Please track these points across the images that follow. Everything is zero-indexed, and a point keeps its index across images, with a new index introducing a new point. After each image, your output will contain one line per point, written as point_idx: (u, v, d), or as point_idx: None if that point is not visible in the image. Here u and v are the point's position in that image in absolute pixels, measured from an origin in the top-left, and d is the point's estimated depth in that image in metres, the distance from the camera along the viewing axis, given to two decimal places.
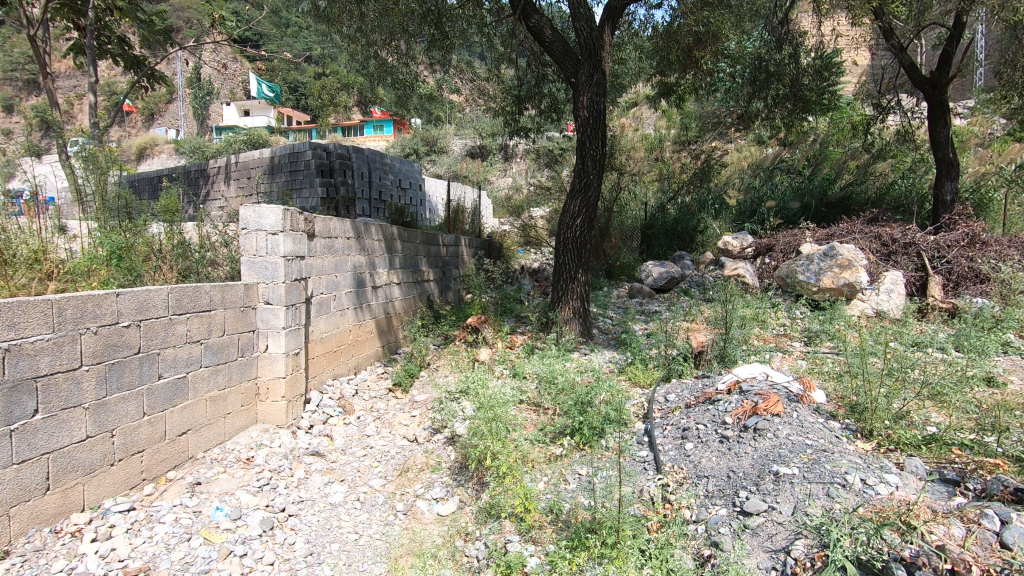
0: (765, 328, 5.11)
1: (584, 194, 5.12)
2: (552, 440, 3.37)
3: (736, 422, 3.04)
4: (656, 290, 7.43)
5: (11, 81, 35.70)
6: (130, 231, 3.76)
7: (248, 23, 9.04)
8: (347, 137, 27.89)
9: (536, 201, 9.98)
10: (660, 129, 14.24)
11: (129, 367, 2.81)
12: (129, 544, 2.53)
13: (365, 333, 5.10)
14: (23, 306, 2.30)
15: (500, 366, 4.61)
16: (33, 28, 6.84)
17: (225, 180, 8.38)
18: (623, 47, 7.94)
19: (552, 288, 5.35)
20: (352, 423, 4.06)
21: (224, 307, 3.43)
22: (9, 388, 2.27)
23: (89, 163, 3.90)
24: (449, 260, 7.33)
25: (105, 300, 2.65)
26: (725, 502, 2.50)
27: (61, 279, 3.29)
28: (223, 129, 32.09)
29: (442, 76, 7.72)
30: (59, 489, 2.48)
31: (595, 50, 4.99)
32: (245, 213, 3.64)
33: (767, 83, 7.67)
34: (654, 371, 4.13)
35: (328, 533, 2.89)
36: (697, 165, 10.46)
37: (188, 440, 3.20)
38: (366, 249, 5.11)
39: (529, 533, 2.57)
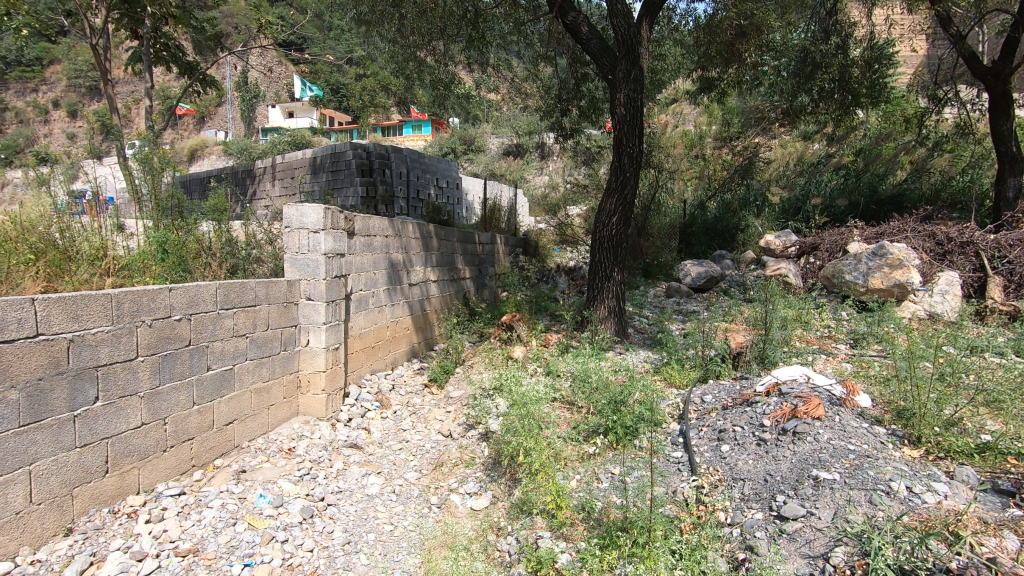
0: (808, 329, 4.96)
1: (620, 192, 5.06)
2: (586, 438, 3.36)
3: (774, 424, 2.97)
4: (694, 290, 7.30)
5: (76, 86, 37.87)
6: (182, 228, 3.96)
7: (293, 27, 9.32)
8: (387, 137, 28.41)
9: (573, 199, 9.93)
10: (701, 125, 14.04)
11: (181, 359, 2.95)
12: (179, 526, 2.66)
13: (401, 329, 5.19)
14: (85, 299, 2.44)
15: (534, 364, 4.59)
16: (96, 37, 7.22)
17: (270, 180, 8.65)
18: (662, 43, 7.81)
19: (588, 287, 5.33)
20: (389, 417, 4.17)
21: (268, 303, 3.57)
22: (73, 376, 2.42)
23: (146, 165, 4.13)
24: (485, 258, 7.41)
25: (159, 295, 2.80)
26: (762, 506, 2.45)
27: (120, 275, 3.41)
28: (269, 130, 33.21)
29: (479, 76, 7.74)
30: (117, 472, 2.63)
31: (632, 46, 4.91)
32: (288, 212, 3.76)
33: (815, 75, 7.41)
34: (691, 372, 4.07)
35: (365, 523, 2.97)
36: (739, 162, 10.18)
37: (234, 430, 3.35)
38: (404, 246, 5.20)
39: (560, 530, 2.59)
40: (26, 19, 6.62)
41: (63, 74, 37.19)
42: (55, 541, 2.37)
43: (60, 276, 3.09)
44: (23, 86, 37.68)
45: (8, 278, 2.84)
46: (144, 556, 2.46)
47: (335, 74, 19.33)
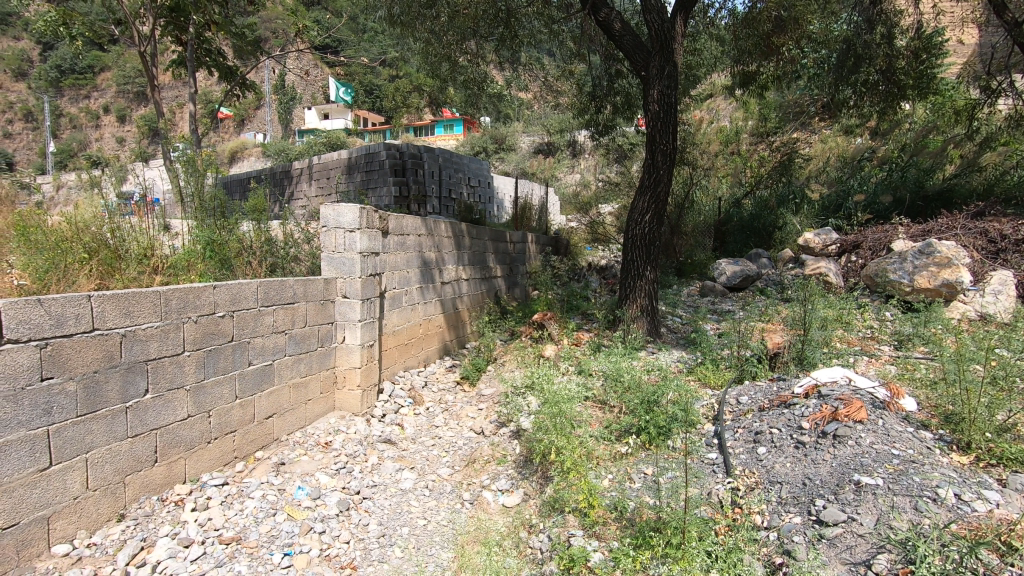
0: (849, 330, 4.82)
1: (653, 190, 5.00)
2: (618, 438, 3.34)
3: (813, 427, 2.90)
4: (729, 289, 7.17)
5: (125, 92, 39.48)
6: (225, 228, 4.08)
7: (329, 30, 9.50)
8: (419, 137, 28.72)
9: (605, 197, 9.85)
10: (737, 121, 13.74)
11: (224, 354, 3.07)
12: (223, 515, 2.76)
13: (434, 327, 5.26)
14: (136, 296, 2.56)
15: (565, 362, 4.59)
16: (144, 44, 7.50)
17: (307, 180, 8.85)
18: (697, 37, 7.66)
19: (620, 286, 5.30)
20: (422, 414, 4.24)
21: (306, 300, 3.67)
22: (125, 369, 2.53)
23: (189, 168, 4.27)
24: (516, 257, 7.43)
25: (204, 292, 2.91)
26: (800, 510, 2.39)
27: (166, 272, 3.52)
28: (306, 132, 34.00)
29: (511, 75, 7.76)
30: (165, 462, 2.75)
31: (667, 42, 4.85)
32: (326, 212, 3.86)
33: (858, 67, 7.15)
34: (726, 372, 4.00)
35: (399, 517, 3.03)
36: (776, 158, 9.91)
37: (273, 424, 3.45)
38: (437, 245, 5.26)
39: (593, 529, 2.58)
40: (80, 29, 6.92)
41: (113, 81, 38.87)
42: (109, 526, 2.49)
43: (111, 274, 3.19)
44: (77, 94, 39.35)
45: (64, 276, 2.94)
46: (190, 542, 2.56)
47: (369, 76, 19.64)
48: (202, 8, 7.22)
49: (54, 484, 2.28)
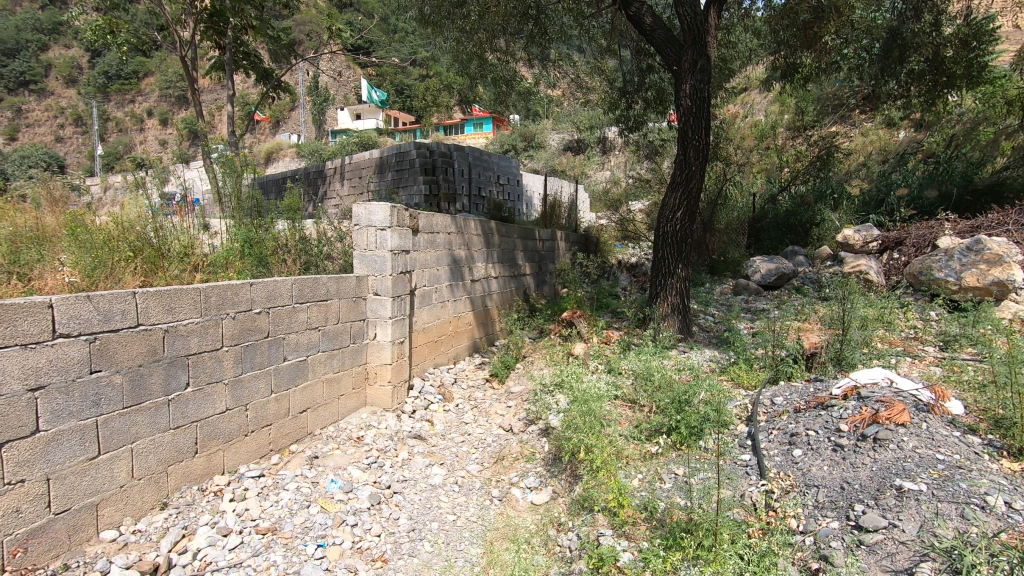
0: (890, 330, 4.66)
1: (685, 187, 4.92)
2: (648, 438, 3.30)
3: (852, 429, 2.81)
4: (764, 287, 7.01)
5: (167, 96, 40.79)
6: (261, 227, 4.19)
7: (362, 32, 9.63)
8: (449, 136, 28.93)
9: (636, 194, 9.74)
10: (773, 115, 13.41)
11: (261, 350, 3.15)
12: (260, 506, 2.84)
13: (463, 324, 5.30)
14: (177, 293, 2.65)
15: (595, 361, 4.56)
16: (185, 49, 7.75)
17: (340, 179, 9.00)
18: (732, 29, 7.47)
19: (650, 284, 5.24)
20: (451, 410, 4.28)
21: (339, 297, 3.74)
22: (168, 363, 2.63)
23: (227, 168, 4.39)
24: (545, 255, 7.42)
25: (241, 289, 3.00)
26: (838, 515, 2.32)
27: (206, 270, 3.63)
28: (339, 133, 34.62)
29: (540, 72, 7.71)
30: (205, 454, 2.85)
31: (700, 35, 4.76)
32: (358, 211, 3.91)
33: (904, 57, 6.88)
34: (760, 373, 3.91)
35: (429, 512, 3.06)
36: (814, 153, 9.60)
37: (307, 418, 3.54)
38: (466, 243, 5.29)
39: (623, 529, 2.56)
40: (126, 36, 7.20)
41: (157, 85, 40.34)
42: (153, 513, 2.59)
43: (154, 272, 3.28)
44: (123, 99, 40.90)
45: (111, 274, 3.02)
46: (228, 532, 2.64)
47: (400, 75, 19.89)
48: (240, 12, 7.42)
49: (102, 472, 2.37)
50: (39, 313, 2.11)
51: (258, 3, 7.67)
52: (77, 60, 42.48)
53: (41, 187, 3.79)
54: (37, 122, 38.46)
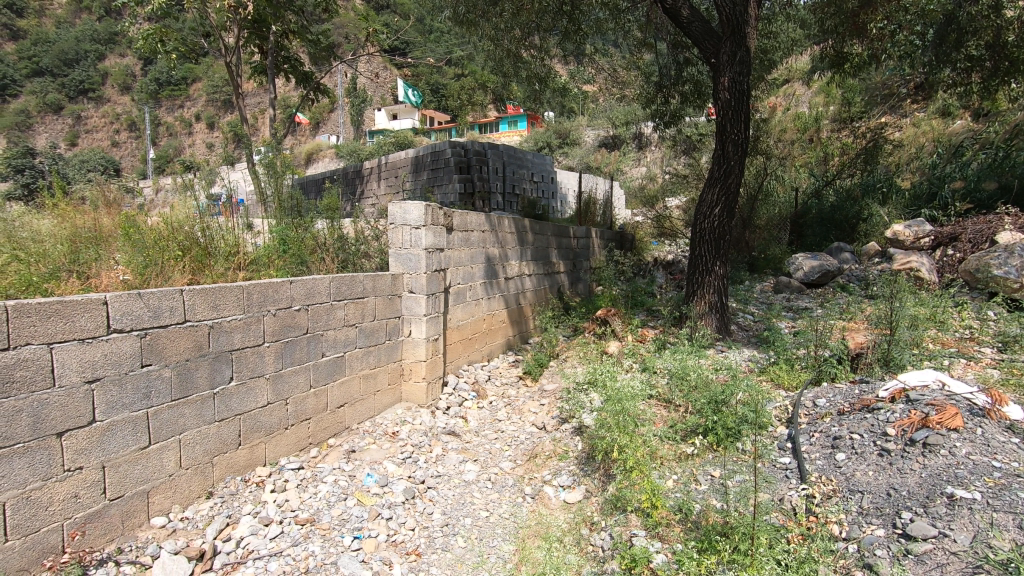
0: (943, 330, 4.44)
1: (723, 182, 4.80)
2: (683, 438, 3.25)
3: (900, 434, 2.69)
4: (807, 285, 6.79)
5: (213, 100, 42.26)
6: (301, 226, 4.30)
7: (398, 33, 9.76)
8: (484, 134, 29.02)
9: (673, 190, 9.59)
10: (817, 106, 12.96)
11: (300, 346, 3.24)
12: (299, 497, 2.92)
13: (497, 322, 5.32)
14: (222, 291, 2.75)
15: (629, 359, 4.52)
16: (230, 55, 8.02)
17: (376, 179, 9.13)
18: (774, 19, 7.22)
19: (686, 282, 5.15)
20: (485, 407, 4.32)
21: (375, 295, 3.81)
22: (213, 358, 2.74)
23: (270, 170, 4.53)
24: (580, 252, 7.38)
25: (282, 287, 3.09)
26: (884, 522, 2.23)
27: (249, 268, 3.75)
28: (376, 133, 35.22)
29: (575, 67, 7.65)
30: (248, 446, 2.95)
31: (739, 26, 4.61)
32: (393, 210, 3.98)
33: (961, 43, 6.56)
34: (802, 373, 3.79)
35: (462, 507, 3.09)
36: (862, 145, 9.22)
37: (345, 412, 3.62)
38: (500, 241, 5.31)
39: (656, 530, 2.53)
40: (174, 44, 7.49)
41: (205, 91, 41.88)
42: (200, 502, 2.71)
43: (201, 270, 3.43)
44: (173, 104, 42.72)
45: (161, 272, 3.15)
46: (270, 521, 2.73)
47: (435, 75, 20.08)
48: (281, 18, 7.65)
49: (153, 461, 2.49)
50: (94, 309, 2.22)
51: (298, 8, 7.87)
52: (131, 68, 44.50)
53: (98, 190, 3.99)
54: (95, 128, 40.49)
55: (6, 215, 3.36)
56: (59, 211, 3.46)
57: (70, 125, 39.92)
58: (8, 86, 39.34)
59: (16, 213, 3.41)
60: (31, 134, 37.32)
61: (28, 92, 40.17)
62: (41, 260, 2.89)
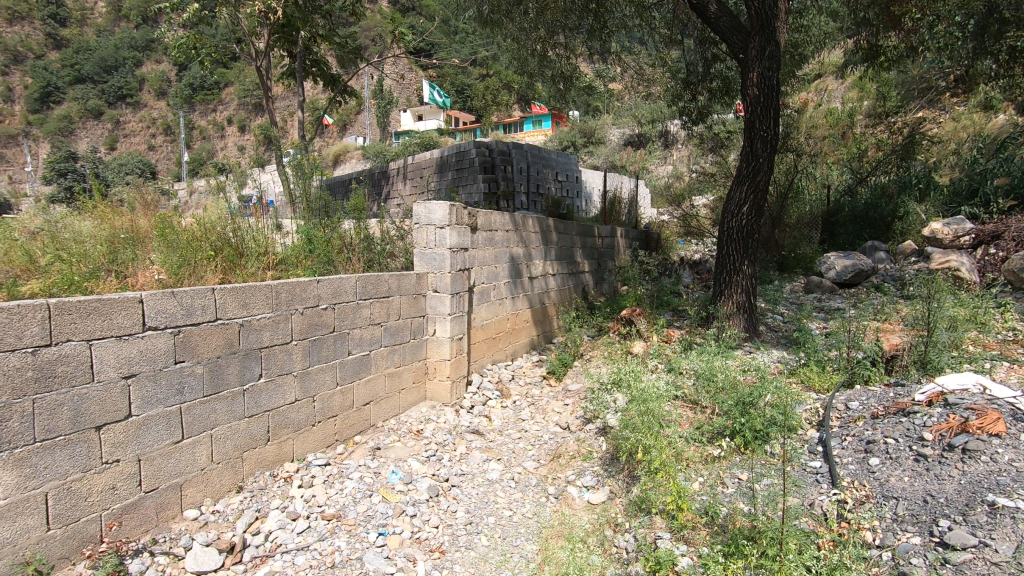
0: (984, 331, 4.27)
1: (751, 180, 4.70)
2: (710, 440, 3.20)
3: (937, 439, 2.60)
4: (840, 285, 6.61)
5: (245, 104, 43.25)
6: (328, 227, 4.37)
7: (423, 35, 9.83)
8: (509, 133, 29.06)
9: (700, 188, 9.44)
10: (850, 102, 12.62)
11: (327, 344, 3.30)
12: (326, 493, 2.97)
13: (521, 321, 5.33)
14: (252, 289, 2.82)
15: (654, 359, 4.46)
16: (260, 59, 8.19)
17: (402, 179, 9.22)
18: (805, 13, 7.06)
19: (713, 281, 5.07)
20: (509, 407, 4.33)
21: (400, 294, 3.85)
22: (243, 355, 2.80)
23: (298, 171, 4.62)
24: (604, 252, 7.32)
25: (309, 286, 3.15)
26: (921, 530, 2.15)
27: (278, 268, 3.83)
28: (402, 134, 35.59)
29: (600, 66, 7.60)
30: (276, 441, 3.01)
31: (768, 20, 4.52)
32: (418, 210, 4.03)
33: (1003, 33, 6.32)
34: (834, 375, 3.67)
35: (485, 506, 3.10)
36: (897, 141, 8.93)
37: (370, 410, 3.67)
38: (524, 241, 5.30)
39: (682, 532, 2.49)
40: (207, 50, 7.69)
41: (236, 95, 42.92)
42: (230, 496, 2.77)
43: (232, 270, 3.51)
44: (207, 109, 43.92)
45: (194, 271, 3.24)
46: (297, 516, 2.78)
47: None
48: (309, 22, 7.78)
49: (186, 455, 2.56)
50: (132, 307, 2.29)
51: (325, 12, 7.99)
52: (167, 74, 45.89)
53: (135, 193, 4.11)
54: (133, 133, 41.85)
55: (49, 216, 3.49)
56: (99, 213, 3.57)
57: (110, 130, 41.39)
58: (53, 93, 40.97)
59: (59, 215, 3.54)
60: (73, 138, 38.82)
61: (71, 99, 41.79)
62: (82, 261, 2.99)
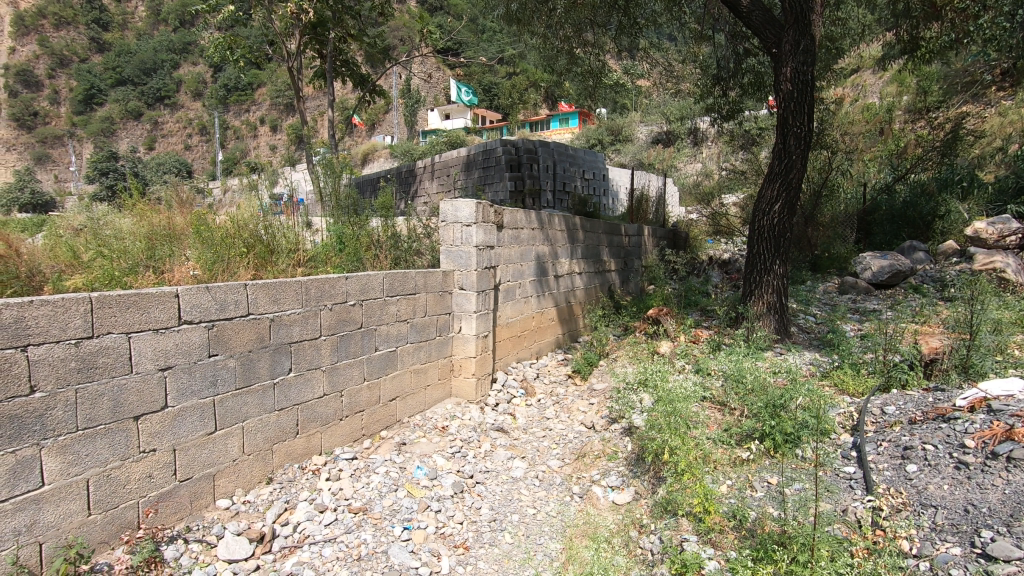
0: None
1: (783, 177, 4.59)
2: (738, 443, 3.14)
3: (979, 446, 2.50)
4: (876, 286, 6.41)
5: (277, 105, 44.16)
6: (357, 224, 4.43)
7: (451, 33, 9.88)
8: (535, 131, 29.02)
9: (730, 186, 9.28)
10: (888, 97, 12.23)
11: (354, 340, 3.34)
12: (353, 486, 3.01)
13: (547, 320, 5.32)
14: (282, 285, 2.87)
15: (681, 360, 4.40)
16: (292, 60, 8.34)
17: (429, 178, 9.28)
18: (841, 5, 6.86)
19: (743, 281, 4.97)
20: (534, 405, 4.32)
21: (426, 291, 3.89)
22: (274, 349, 2.86)
23: (328, 169, 4.70)
24: (631, 250, 7.25)
25: (338, 282, 3.20)
26: (961, 540, 2.07)
27: (308, 265, 3.90)
28: (429, 133, 35.87)
29: (629, 62, 7.53)
30: (305, 435, 3.07)
31: (802, 13, 4.41)
32: (445, 208, 4.05)
33: None
34: (869, 379, 3.56)
35: (509, 504, 3.10)
36: (939, 137, 8.61)
37: (396, 406, 3.71)
38: (550, 239, 5.29)
39: (709, 536, 2.45)
40: (242, 51, 7.86)
41: (269, 95, 43.88)
42: (260, 487, 2.84)
43: (264, 266, 3.58)
44: (241, 109, 45.04)
45: (227, 267, 3.32)
46: (325, 508, 2.82)
47: None
48: (340, 22, 7.88)
49: (218, 446, 2.63)
50: (168, 301, 2.36)
51: (356, 12, 8.10)
52: (203, 75, 47.21)
53: (172, 191, 4.23)
54: (170, 133, 43.15)
55: (92, 214, 3.61)
56: (138, 211, 3.68)
57: (149, 130, 42.80)
58: (96, 95, 42.57)
59: (101, 212, 3.66)
60: (115, 139, 40.24)
61: (113, 101, 43.32)
62: (122, 256, 3.10)
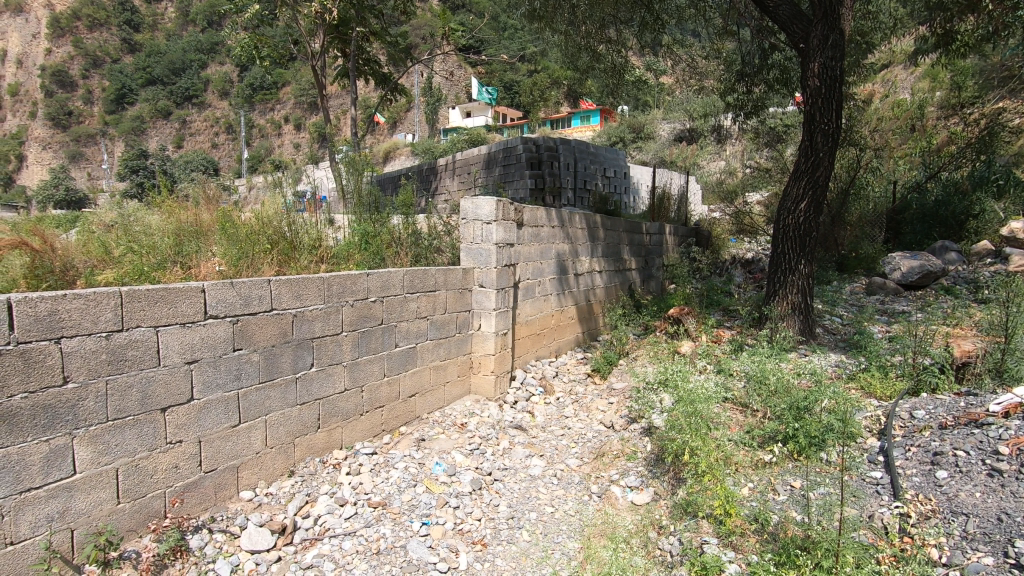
0: None
1: (810, 175, 4.49)
2: (761, 445, 3.10)
3: (1014, 454, 2.41)
4: (905, 286, 6.25)
5: (301, 103, 44.75)
6: (378, 222, 4.46)
7: (472, 31, 9.89)
8: (556, 129, 28.90)
9: (754, 185, 9.13)
10: (920, 92, 11.88)
11: (375, 336, 3.37)
12: (372, 481, 3.04)
13: (566, 318, 5.30)
14: (305, 281, 2.91)
15: (702, 360, 4.34)
16: (316, 59, 8.44)
17: (450, 175, 9.32)
18: None
19: (767, 281, 4.88)
20: (552, 403, 4.31)
21: (446, 288, 3.90)
22: (296, 344, 2.90)
23: (351, 167, 4.74)
24: (652, 248, 7.17)
25: (359, 279, 3.23)
26: (994, 550, 2.01)
27: (330, 262, 3.94)
28: (450, 131, 36.00)
29: (652, 59, 7.45)
30: (327, 429, 3.11)
31: (831, 8, 4.31)
32: (465, 205, 4.05)
33: None
34: (898, 382, 3.48)
35: (527, 502, 3.10)
36: (974, 133, 8.33)
37: (416, 402, 3.73)
38: (571, 237, 5.26)
39: (729, 538, 2.41)
40: (267, 51, 7.97)
41: (293, 95, 44.51)
42: (282, 479, 2.89)
43: (287, 262, 3.63)
44: (266, 108, 45.77)
45: (252, 263, 3.37)
46: (345, 502, 2.86)
47: None
48: (363, 21, 7.95)
49: (242, 438, 2.68)
50: (194, 296, 2.42)
51: (378, 11, 8.15)
52: (229, 75, 48.10)
53: (200, 188, 4.32)
54: (198, 132, 44.07)
55: (122, 210, 3.69)
56: (167, 207, 3.77)
57: (177, 129, 43.77)
58: (127, 95, 43.66)
59: (131, 209, 3.76)
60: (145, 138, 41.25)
61: (143, 100, 44.41)
62: (151, 252, 3.18)
